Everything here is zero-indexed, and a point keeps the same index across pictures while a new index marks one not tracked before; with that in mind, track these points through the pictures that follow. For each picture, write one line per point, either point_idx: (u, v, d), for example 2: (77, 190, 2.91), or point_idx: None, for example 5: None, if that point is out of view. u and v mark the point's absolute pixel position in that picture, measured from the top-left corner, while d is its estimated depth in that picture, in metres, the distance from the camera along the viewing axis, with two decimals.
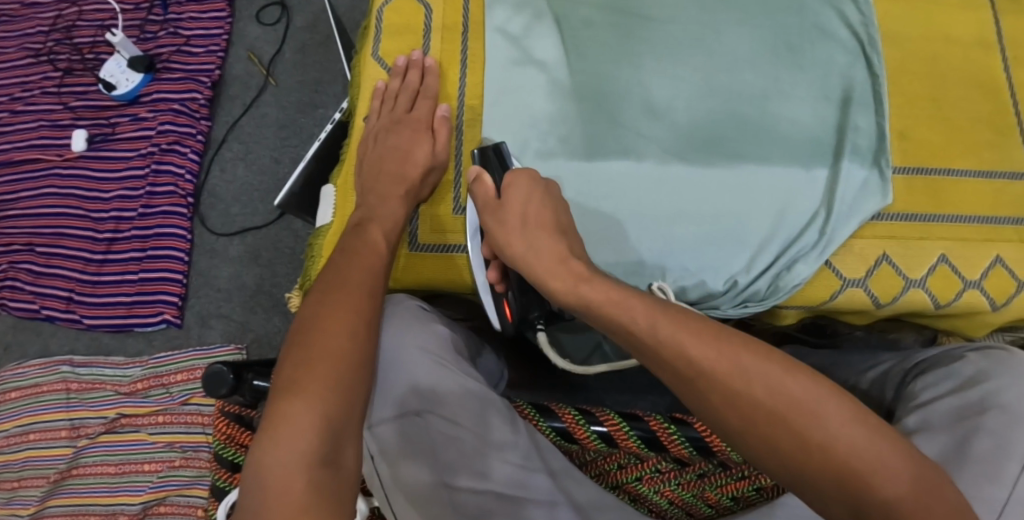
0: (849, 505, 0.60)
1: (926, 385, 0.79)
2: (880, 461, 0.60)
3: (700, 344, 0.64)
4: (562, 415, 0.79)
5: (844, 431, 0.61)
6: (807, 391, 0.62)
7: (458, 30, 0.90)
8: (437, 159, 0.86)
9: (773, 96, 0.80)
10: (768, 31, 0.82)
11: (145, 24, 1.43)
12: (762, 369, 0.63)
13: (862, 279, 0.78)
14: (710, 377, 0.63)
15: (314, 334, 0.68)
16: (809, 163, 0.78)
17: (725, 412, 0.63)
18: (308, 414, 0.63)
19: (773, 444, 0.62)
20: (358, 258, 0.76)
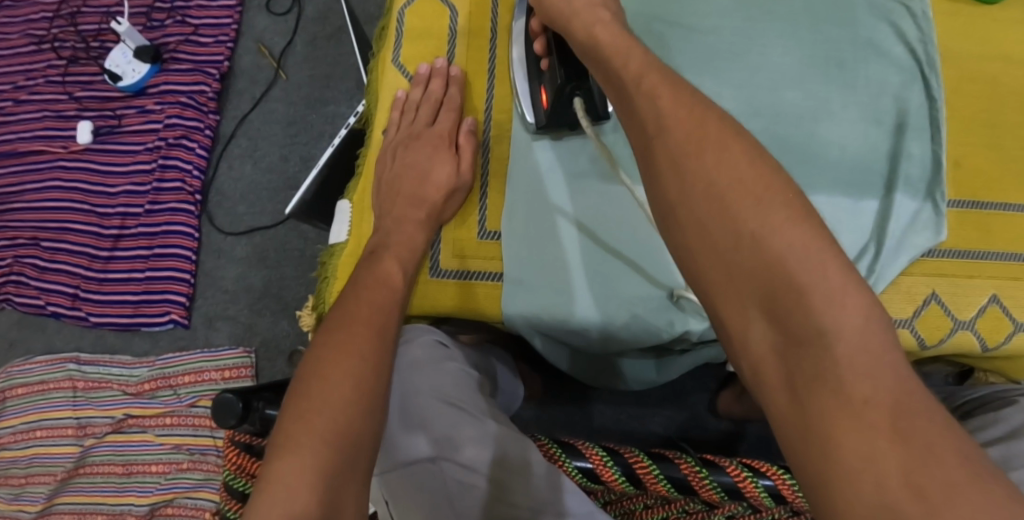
0: (772, 314, 0.52)
1: (972, 430, 0.75)
2: (822, 275, 0.51)
3: (717, 154, 0.56)
4: (588, 454, 0.74)
5: (791, 233, 0.52)
6: (761, 179, 0.54)
7: (485, 35, 0.87)
8: (461, 180, 0.82)
9: (821, 119, 0.74)
10: (816, 46, 0.76)
11: (151, 11, 1.37)
12: (746, 171, 0.55)
13: (908, 318, 0.73)
14: (671, 135, 0.59)
15: (316, 378, 0.65)
16: (859, 193, 0.73)
17: (707, 238, 0.55)
18: (306, 467, 0.59)
19: (704, 229, 0.55)
20: (367, 295, 0.73)
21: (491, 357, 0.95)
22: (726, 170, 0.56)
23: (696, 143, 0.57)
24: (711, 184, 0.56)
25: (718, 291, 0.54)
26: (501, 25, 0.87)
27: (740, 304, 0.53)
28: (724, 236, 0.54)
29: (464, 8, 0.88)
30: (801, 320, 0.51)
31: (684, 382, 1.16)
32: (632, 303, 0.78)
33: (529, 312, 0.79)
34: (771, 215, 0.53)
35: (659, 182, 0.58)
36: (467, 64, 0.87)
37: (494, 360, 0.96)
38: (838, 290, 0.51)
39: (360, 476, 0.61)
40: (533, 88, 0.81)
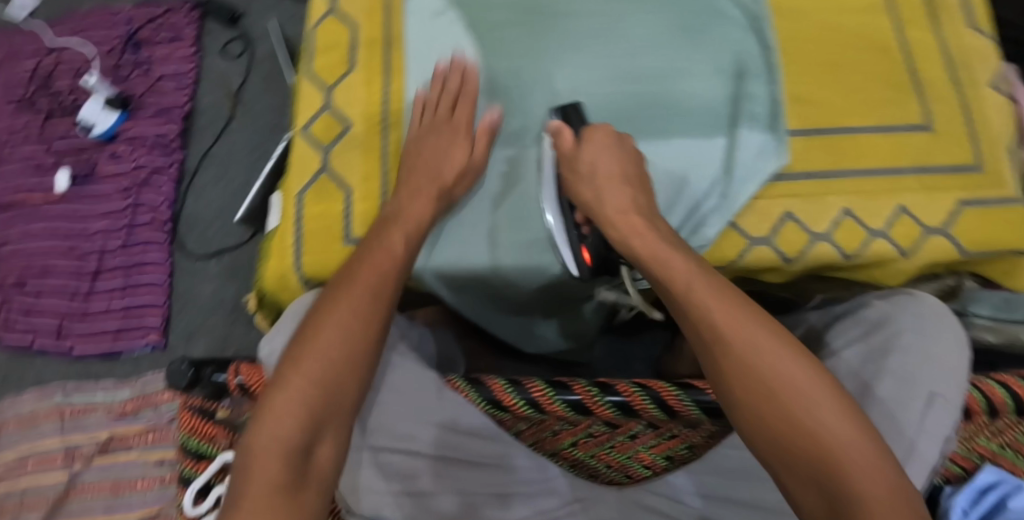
0: (822, 487, 0.63)
1: (836, 335, 0.84)
2: (859, 457, 0.63)
3: (775, 353, 0.67)
4: (492, 385, 0.83)
5: (831, 424, 0.65)
6: (809, 383, 0.66)
7: (380, 44, 0.93)
8: (473, 162, 0.86)
9: (673, 75, 0.86)
10: (665, 15, 0.88)
11: (118, 66, 1.51)
12: (800, 372, 0.67)
13: (767, 237, 0.84)
14: (727, 339, 0.69)
15: (310, 336, 0.73)
16: (708, 131, 0.85)
17: (764, 422, 0.66)
18: (292, 407, 0.70)
19: (765, 419, 0.66)
20: (366, 259, 0.78)
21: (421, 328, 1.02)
22: (785, 369, 0.67)
23: (753, 346, 0.68)
24: (767, 382, 0.67)
25: (781, 471, 0.65)
26: (394, 34, 0.93)
27: (799, 481, 0.64)
28: (778, 422, 0.66)
29: (361, 17, 0.94)
30: (848, 493, 0.62)
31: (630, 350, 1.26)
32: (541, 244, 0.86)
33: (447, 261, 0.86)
34: (815, 404, 0.65)
35: (722, 374, 0.69)
36: (366, 67, 0.93)
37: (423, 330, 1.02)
38: (868, 464, 0.63)
39: (337, 418, 0.71)
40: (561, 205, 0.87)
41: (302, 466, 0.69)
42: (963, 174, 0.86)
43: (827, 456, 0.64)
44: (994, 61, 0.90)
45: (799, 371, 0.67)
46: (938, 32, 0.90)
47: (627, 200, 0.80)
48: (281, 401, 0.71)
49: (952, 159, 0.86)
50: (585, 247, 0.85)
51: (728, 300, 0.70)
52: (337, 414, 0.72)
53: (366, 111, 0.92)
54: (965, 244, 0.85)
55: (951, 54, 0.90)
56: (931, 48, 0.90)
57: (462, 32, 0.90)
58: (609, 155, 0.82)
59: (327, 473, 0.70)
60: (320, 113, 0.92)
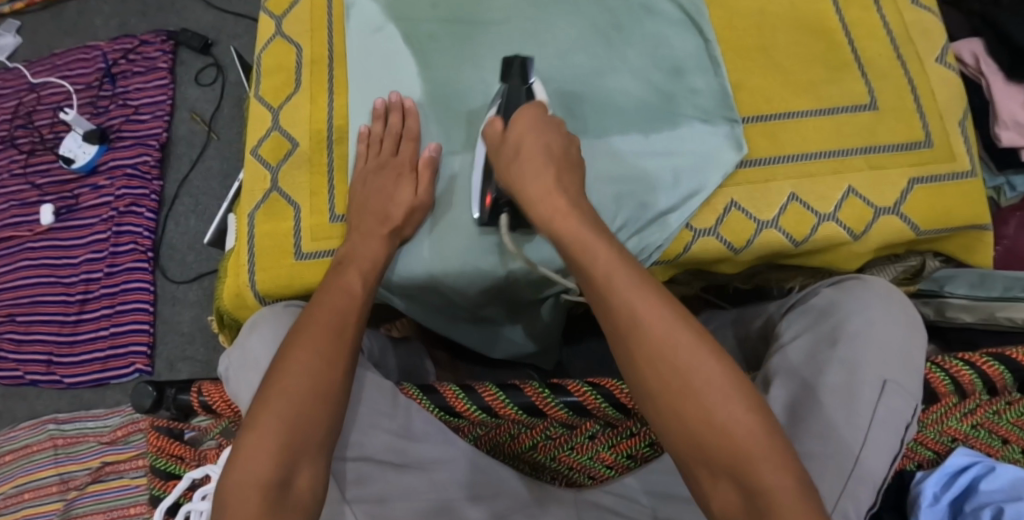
0: (732, 479, 0.62)
1: (789, 325, 0.83)
2: (766, 450, 0.62)
3: (686, 346, 0.65)
4: (443, 390, 0.85)
5: (745, 420, 0.62)
6: (724, 380, 0.64)
7: (324, 62, 0.98)
8: (421, 200, 0.86)
9: (605, 74, 0.89)
10: (599, 17, 0.91)
11: (97, 100, 1.54)
12: (697, 362, 0.64)
13: (712, 227, 0.84)
14: (637, 325, 0.66)
15: (277, 376, 0.74)
16: (648, 129, 0.86)
17: (677, 416, 0.64)
18: (267, 439, 0.70)
19: (676, 412, 0.64)
20: (328, 301, 0.79)
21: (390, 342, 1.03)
22: (689, 360, 0.64)
23: (663, 336, 0.65)
24: (678, 371, 0.64)
25: (691, 464, 0.63)
26: (337, 53, 0.98)
27: (712, 473, 0.62)
28: (693, 416, 0.63)
29: (307, 43, 0.99)
30: (758, 492, 0.61)
31: (607, 350, 1.27)
32: (497, 251, 0.86)
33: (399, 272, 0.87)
34: (720, 400, 0.63)
35: (631, 362, 0.66)
36: (310, 85, 0.97)
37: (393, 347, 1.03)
38: (779, 460, 0.61)
39: (311, 449, 0.71)
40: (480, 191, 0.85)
41: (284, 497, 0.68)
42: (914, 152, 0.84)
43: (738, 452, 0.62)
44: (939, 36, 0.89)
45: (715, 369, 0.64)
46: (881, 12, 0.89)
47: (548, 183, 0.76)
48: (253, 439, 0.70)
49: (899, 138, 0.85)
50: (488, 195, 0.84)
51: (644, 291, 0.67)
52: (315, 443, 0.72)
53: (312, 129, 0.95)
54: (918, 221, 0.83)
55: (895, 32, 0.88)
56: (873, 27, 0.89)
57: (399, 45, 0.95)
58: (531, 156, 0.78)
59: (310, 501, 0.70)
60: (269, 133, 0.96)
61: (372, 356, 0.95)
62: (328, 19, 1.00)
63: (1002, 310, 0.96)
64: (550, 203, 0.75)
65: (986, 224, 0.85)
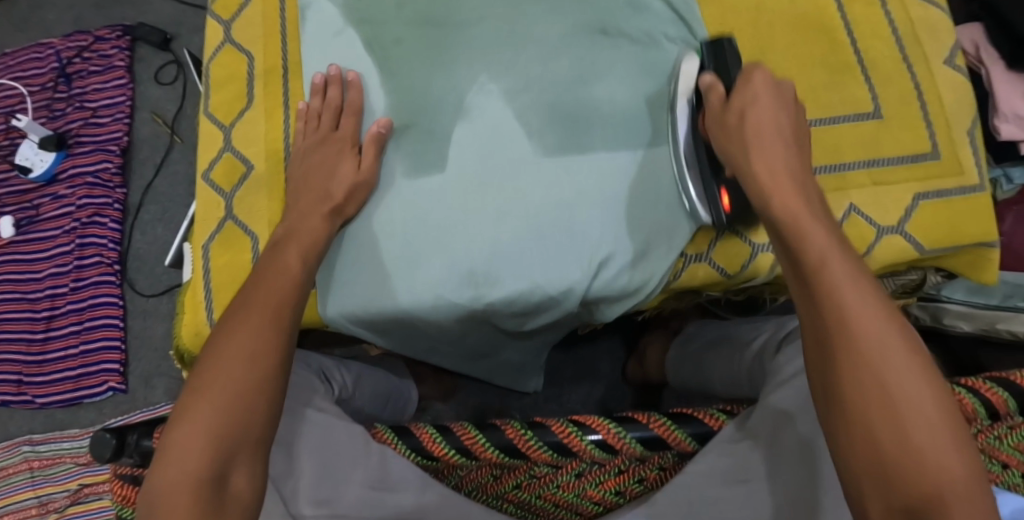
0: (902, 487, 0.58)
1: (785, 359, 0.79)
2: (949, 471, 0.58)
3: (892, 342, 0.61)
4: (419, 433, 0.79)
5: (954, 465, 0.58)
6: (938, 418, 0.59)
7: (278, 73, 0.90)
8: (363, 176, 0.80)
9: (590, 80, 0.83)
10: (579, 16, 0.85)
11: (52, 103, 1.46)
12: (902, 358, 0.61)
13: (704, 252, 0.83)
14: (843, 309, 0.63)
15: (213, 362, 0.67)
16: (634, 145, 0.81)
17: (859, 405, 0.61)
18: (198, 429, 0.63)
19: (869, 423, 0.60)
20: (268, 284, 0.73)
21: (362, 368, 0.97)
22: (897, 359, 0.61)
23: (872, 328, 0.62)
24: (878, 370, 0.61)
25: (868, 491, 0.59)
26: (292, 62, 0.91)
27: (880, 479, 0.59)
28: (877, 410, 0.60)
29: (259, 51, 0.92)
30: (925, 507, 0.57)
31: (594, 357, 1.22)
32: (473, 282, 0.78)
33: (346, 308, 0.81)
34: (918, 405, 0.59)
35: (826, 344, 0.63)
36: (264, 98, 0.90)
37: (367, 372, 0.97)
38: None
39: (249, 440, 0.64)
40: (707, 188, 0.79)
41: (220, 492, 0.61)
42: (919, 165, 0.78)
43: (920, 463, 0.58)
44: (948, 36, 0.83)
45: (920, 373, 0.61)
46: (885, 7, 0.83)
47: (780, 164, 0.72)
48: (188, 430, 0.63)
49: (905, 149, 0.79)
50: (722, 190, 0.79)
51: (868, 298, 0.63)
52: (257, 433, 0.65)
53: (267, 148, 0.88)
54: (922, 241, 0.78)
55: (901, 29, 0.82)
56: (877, 25, 0.83)
57: (361, 51, 0.87)
58: (768, 127, 0.74)
59: (249, 499, 0.63)
60: (220, 154, 0.89)
61: (344, 390, 0.89)
62: (282, 23, 0.92)
63: (1003, 321, 0.92)
64: (778, 181, 0.71)
65: (993, 240, 0.79)
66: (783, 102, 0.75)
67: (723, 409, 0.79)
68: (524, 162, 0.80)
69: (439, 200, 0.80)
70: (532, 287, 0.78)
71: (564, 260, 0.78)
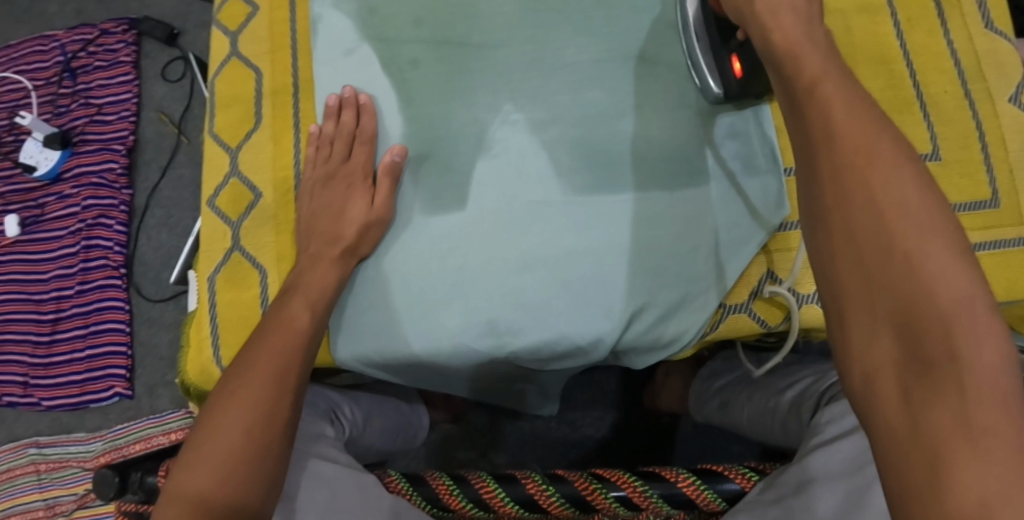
0: (898, 318, 0.55)
1: (827, 420, 0.73)
2: (950, 297, 0.54)
3: (889, 171, 0.58)
4: (434, 483, 0.76)
5: (950, 274, 0.54)
6: (944, 241, 0.55)
7: (287, 92, 0.86)
8: (376, 213, 0.77)
9: (625, 115, 0.78)
10: (609, 41, 0.80)
11: (56, 98, 1.41)
12: (899, 185, 0.57)
13: (745, 302, 0.80)
14: (835, 140, 0.60)
15: (207, 435, 0.65)
16: (671, 185, 0.76)
17: (851, 241, 0.57)
18: (188, 508, 0.60)
19: (861, 257, 0.57)
20: (268, 340, 0.70)
21: (372, 402, 0.94)
22: (892, 187, 0.57)
23: (864, 160, 0.58)
24: (871, 199, 0.57)
25: (850, 300, 0.57)
26: (303, 81, 0.86)
27: (872, 320, 0.56)
28: (870, 245, 0.57)
29: (267, 67, 0.87)
30: (922, 338, 0.54)
31: (608, 382, 1.18)
32: (491, 332, 0.74)
33: (359, 353, 0.77)
34: (919, 235, 0.56)
35: (816, 183, 0.60)
36: (272, 121, 0.85)
37: (378, 407, 0.94)
38: (976, 331, 0.53)
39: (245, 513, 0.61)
40: (717, 56, 0.77)
41: None
42: (978, 214, 0.74)
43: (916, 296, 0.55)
44: (1017, 69, 0.77)
45: (919, 197, 0.57)
46: (948, 37, 0.78)
47: (793, 29, 0.66)
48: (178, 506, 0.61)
49: (961, 197, 0.74)
50: (734, 55, 0.76)
51: (856, 106, 0.61)
52: (253, 512, 0.62)
53: (276, 177, 0.84)
54: None
55: (964, 64, 0.77)
56: (938, 58, 0.77)
57: (377, 71, 0.82)
58: None
59: None
60: (227, 180, 0.84)
61: (353, 430, 0.85)
62: (292, 38, 0.88)
63: None
64: (778, 19, 0.67)
65: None
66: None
67: (753, 467, 0.76)
68: (551, 204, 0.76)
69: (459, 244, 0.76)
70: (557, 336, 0.74)
71: (591, 312, 0.74)
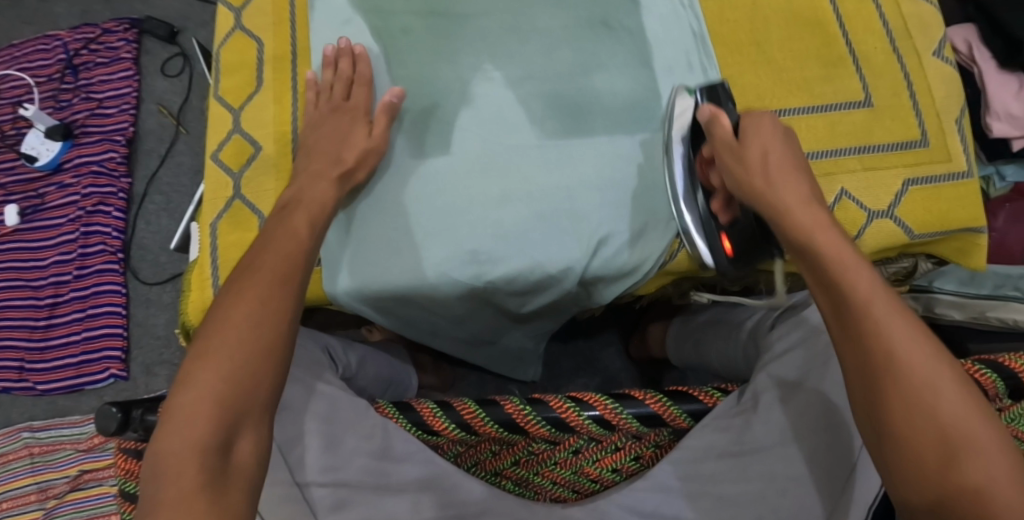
0: (936, 471, 0.58)
1: (778, 339, 0.81)
2: (982, 449, 0.58)
3: (910, 335, 0.62)
4: (420, 408, 0.81)
5: (974, 430, 0.59)
6: (968, 399, 0.60)
7: (287, 59, 0.93)
8: (374, 141, 0.83)
9: (593, 70, 0.86)
10: (579, 9, 0.88)
11: (59, 93, 1.48)
12: (921, 348, 0.62)
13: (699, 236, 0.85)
14: (854, 303, 0.64)
15: (218, 329, 0.67)
16: (631, 129, 0.84)
17: (884, 400, 0.61)
18: (203, 401, 0.64)
19: (893, 410, 0.61)
20: (274, 250, 0.73)
21: (365, 351, 0.99)
22: (916, 349, 0.62)
23: (887, 321, 0.63)
24: (895, 357, 0.62)
25: (892, 454, 0.60)
26: (302, 49, 0.93)
27: (912, 473, 0.59)
28: (902, 402, 0.60)
29: (268, 37, 0.94)
30: (960, 488, 0.58)
31: (591, 348, 1.24)
32: (473, 263, 0.81)
33: (349, 283, 0.82)
34: (944, 393, 0.60)
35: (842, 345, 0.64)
36: (273, 85, 0.92)
37: (367, 355, 0.99)
38: (1003, 479, 0.58)
39: (253, 410, 0.65)
40: (708, 227, 0.83)
41: (223, 464, 0.62)
42: (909, 152, 0.81)
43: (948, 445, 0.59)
44: (937, 28, 0.86)
45: (938, 357, 0.62)
46: (876, 1, 0.87)
47: (792, 182, 0.74)
48: (189, 405, 0.64)
49: (896, 137, 0.82)
50: (722, 233, 0.82)
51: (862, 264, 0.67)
52: (259, 406, 0.66)
53: (277, 132, 0.91)
54: (913, 226, 0.80)
55: (892, 23, 0.86)
56: (869, 19, 0.86)
57: (369, 40, 0.89)
58: (779, 156, 0.76)
59: (250, 470, 0.64)
60: (230, 136, 0.91)
61: (347, 370, 0.91)
62: (291, 11, 0.95)
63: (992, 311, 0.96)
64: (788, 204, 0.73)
65: (981, 226, 0.81)
66: (785, 134, 0.78)
67: (718, 387, 0.82)
68: (527, 147, 0.83)
69: (440, 185, 0.82)
70: (533, 265, 0.81)
71: (564, 241, 0.81)
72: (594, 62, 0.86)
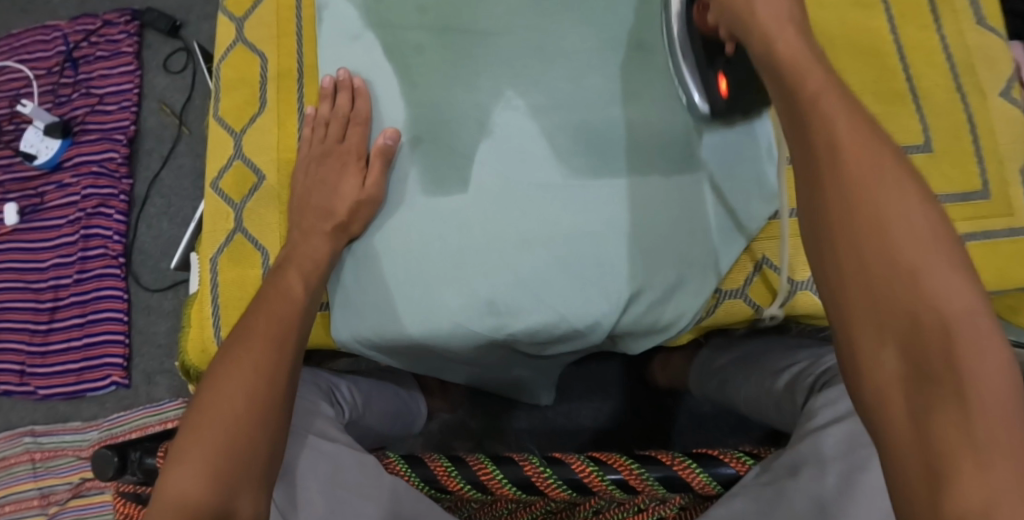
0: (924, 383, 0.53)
1: (822, 403, 0.74)
2: (984, 362, 0.52)
3: (912, 229, 0.56)
4: (433, 465, 0.76)
5: (976, 339, 0.53)
6: (972, 306, 0.54)
7: (292, 76, 0.87)
8: (368, 192, 0.78)
9: (622, 103, 0.79)
10: (607, 30, 0.81)
11: (58, 88, 1.42)
12: (925, 244, 0.56)
13: (739, 289, 0.82)
14: (851, 186, 0.59)
15: (210, 397, 0.64)
16: (669, 170, 0.78)
17: (878, 303, 0.56)
18: (198, 474, 0.59)
19: (886, 315, 0.55)
20: (268, 309, 0.71)
21: (371, 386, 0.95)
22: (917, 244, 0.56)
23: (888, 213, 0.57)
24: (893, 251, 0.56)
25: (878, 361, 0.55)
26: (308, 66, 0.87)
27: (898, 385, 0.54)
28: (899, 306, 0.55)
29: (272, 52, 0.88)
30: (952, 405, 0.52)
31: (604, 374, 1.19)
32: (491, 313, 0.75)
33: (357, 333, 0.78)
34: (948, 300, 0.54)
35: (835, 238, 0.59)
36: (277, 105, 0.86)
37: (375, 391, 0.94)
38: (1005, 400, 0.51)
39: (255, 475, 0.61)
40: (703, 71, 0.77)
41: None
42: (969, 203, 0.77)
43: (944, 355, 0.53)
44: (1007, 66, 0.81)
45: (944, 258, 0.55)
46: (940, 33, 0.82)
47: (792, 47, 0.66)
48: (183, 479, 0.59)
49: (954, 187, 0.78)
50: (719, 73, 0.77)
51: (868, 140, 0.60)
52: (260, 472, 0.61)
53: (279, 158, 0.85)
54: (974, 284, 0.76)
55: (956, 59, 0.81)
56: (930, 53, 0.81)
57: (380, 57, 0.83)
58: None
59: None
60: (231, 162, 0.85)
61: (353, 411, 0.86)
62: (297, 23, 0.88)
63: None
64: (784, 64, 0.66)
65: None
66: None
67: (748, 451, 0.77)
68: (552, 189, 0.77)
69: (455, 231, 0.77)
70: (557, 318, 0.75)
71: (591, 293, 0.75)
72: (623, 92, 0.80)
